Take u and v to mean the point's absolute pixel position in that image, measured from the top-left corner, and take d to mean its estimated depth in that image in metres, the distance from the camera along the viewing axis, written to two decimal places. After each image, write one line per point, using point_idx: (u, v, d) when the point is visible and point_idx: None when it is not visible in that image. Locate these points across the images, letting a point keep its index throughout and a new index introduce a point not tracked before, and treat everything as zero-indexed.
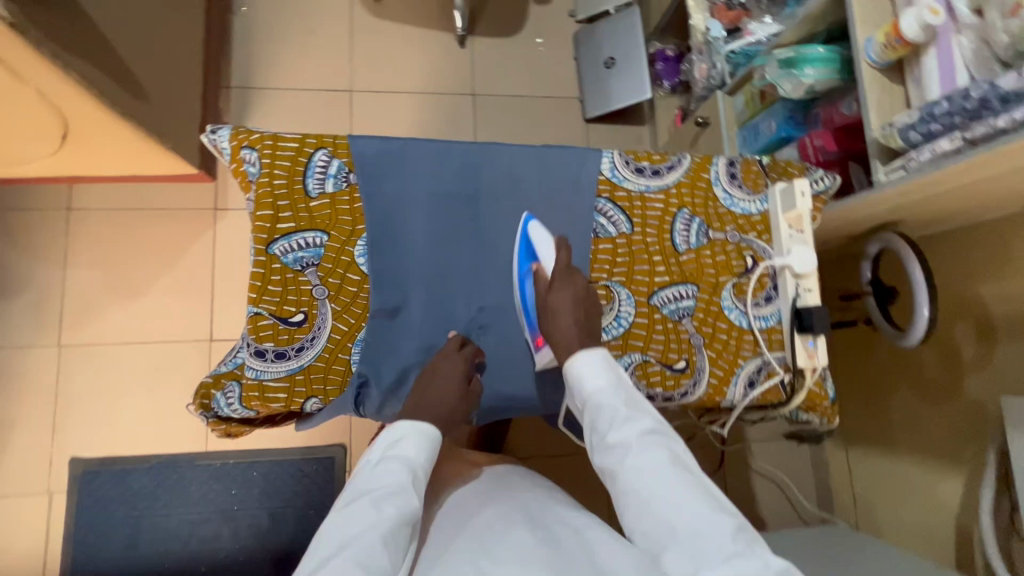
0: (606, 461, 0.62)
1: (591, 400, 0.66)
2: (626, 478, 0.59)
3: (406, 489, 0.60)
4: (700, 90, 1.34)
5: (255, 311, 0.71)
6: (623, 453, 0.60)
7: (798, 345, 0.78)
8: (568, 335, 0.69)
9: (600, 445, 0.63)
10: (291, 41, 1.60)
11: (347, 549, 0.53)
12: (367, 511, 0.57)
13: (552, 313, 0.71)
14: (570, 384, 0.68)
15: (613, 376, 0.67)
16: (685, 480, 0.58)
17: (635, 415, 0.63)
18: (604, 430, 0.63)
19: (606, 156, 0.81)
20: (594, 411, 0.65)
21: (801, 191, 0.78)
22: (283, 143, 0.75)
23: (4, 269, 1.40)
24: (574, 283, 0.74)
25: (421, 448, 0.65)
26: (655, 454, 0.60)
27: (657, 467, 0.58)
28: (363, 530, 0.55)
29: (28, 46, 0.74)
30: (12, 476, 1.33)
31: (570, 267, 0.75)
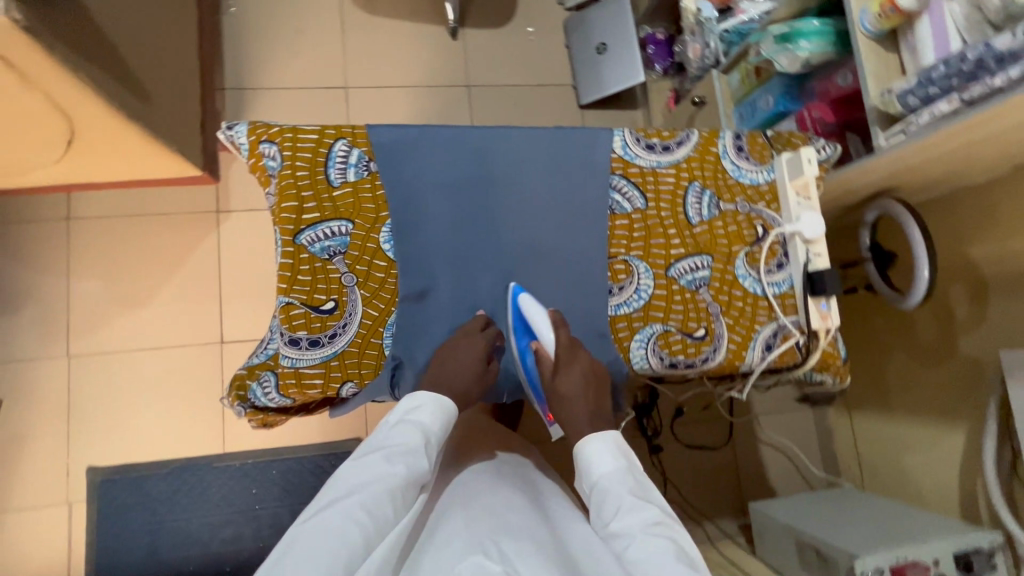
0: (610, 548, 0.59)
1: (598, 484, 0.63)
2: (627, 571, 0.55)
3: (417, 451, 0.63)
4: (695, 70, 1.36)
5: (286, 301, 0.73)
6: (624, 543, 0.57)
7: (812, 308, 0.82)
8: (575, 423, 0.68)
9: (605, 534, 0.60)
10: (283, 40, 1.59)
11: (355, 495, 0.58)
12: (379, 464, 0.61)
13: (559, 403, 0.70)
14: (579, 467, 0.66)
15: (622, 460, 0.64)
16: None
17: (641, 504, 0.59)
18: (608, 518, 0.60)
19: (617, 135, 0.83)
20: (599, 498, 0.62)
21: (808, 159, 0.81)
22: (303, 135, 0.77)
23: (6, 282, 1.39)
24: (577, 360, 0.71)
25: (437, 417, 0.67)
26: (658, 548, 0.55)
27: (657, 560, 0.54)
28: (372, 482, 0.59)
29: (42, 51, 0.74)
30: (29, 489, 1.32)
31: (572, 342, 0.72)
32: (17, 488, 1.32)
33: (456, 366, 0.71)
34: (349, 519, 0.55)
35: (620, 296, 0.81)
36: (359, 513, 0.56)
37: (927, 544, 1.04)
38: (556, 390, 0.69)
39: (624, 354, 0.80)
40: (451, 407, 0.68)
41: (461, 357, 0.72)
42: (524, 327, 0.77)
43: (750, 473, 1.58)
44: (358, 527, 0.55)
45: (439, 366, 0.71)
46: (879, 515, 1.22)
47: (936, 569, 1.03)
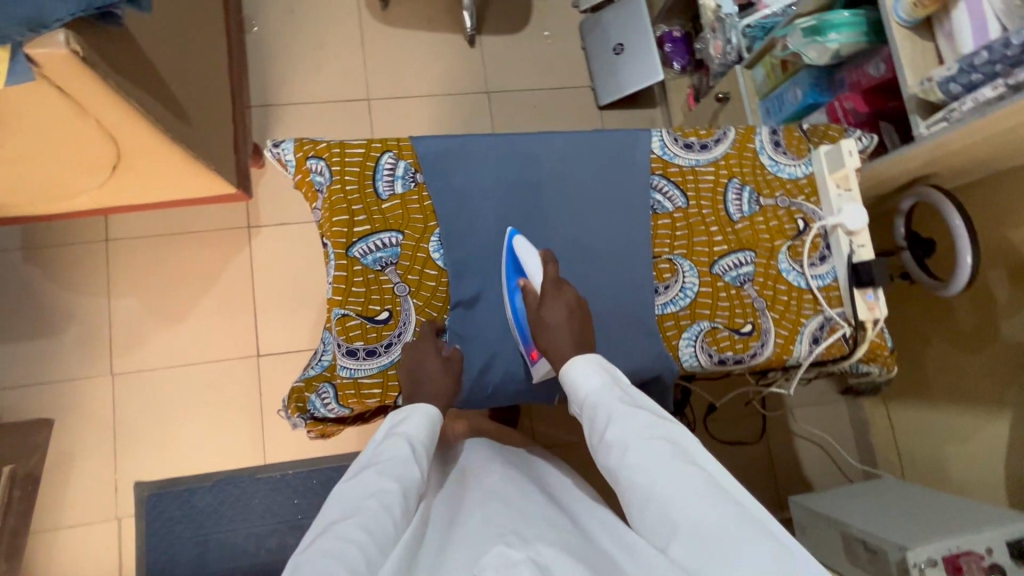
0: (607, 463, 0.57)
1: (587, 401, 0.61)
2: (627, 480, 0.54)
3: (409, 460, 0.61)
4: (716, 67, 1.37)
5: (342, 313, 0.75)
6: (620, 452, 0.55)
7: (858, 299, 0.81)
8: (560, 349, 0.65)
9: (599, 445, 0.58)
10: (305, 56, 1.62)
11: (353, 516, 0.54)
12: (372, 480, 0.58)
13: (542, 331, 0.67)
14: (567, 386, 0.63)
15: (607, 376, 0.61)
16: (691, 476, 0.52)
17: (630, 410, 0.57)
18: (601, 429, 0.58)
19: (655, 135, 0.84)
20: (592, 410, 0.60)
21: (849, 151, 0.81)
22: (350, 150, 0.79)
23: (50, 304, 1.43)
24: (563, 295, 0.69)
25: (422, 425, 0.65)
26: (654, 451, 0.54)
27: (653, 471, 0.53)
28: (367, 497, 0.56)
29: (98, 80, 0.77)
30: (79, 506, 1.35)
31: (559, 279, 0.70)
32: (68, 506, 1.35)
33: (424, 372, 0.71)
34: (345, 537, 0.51)
35: (666, 296, 0.81)
36: (355, 531, 0.52)
37: (978, 533, 1.02)
38: (539, 316, 0.67)
39: (673, 352, 0.81)
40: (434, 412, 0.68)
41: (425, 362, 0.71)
42: (515, 269, 0.75)
43: (785, 467, 1.58)
44: (356, 546, 0.50)
45: (414, 379, 0.71)
46: (923, 504, 1.20)
47: (989, 558, 1.01)
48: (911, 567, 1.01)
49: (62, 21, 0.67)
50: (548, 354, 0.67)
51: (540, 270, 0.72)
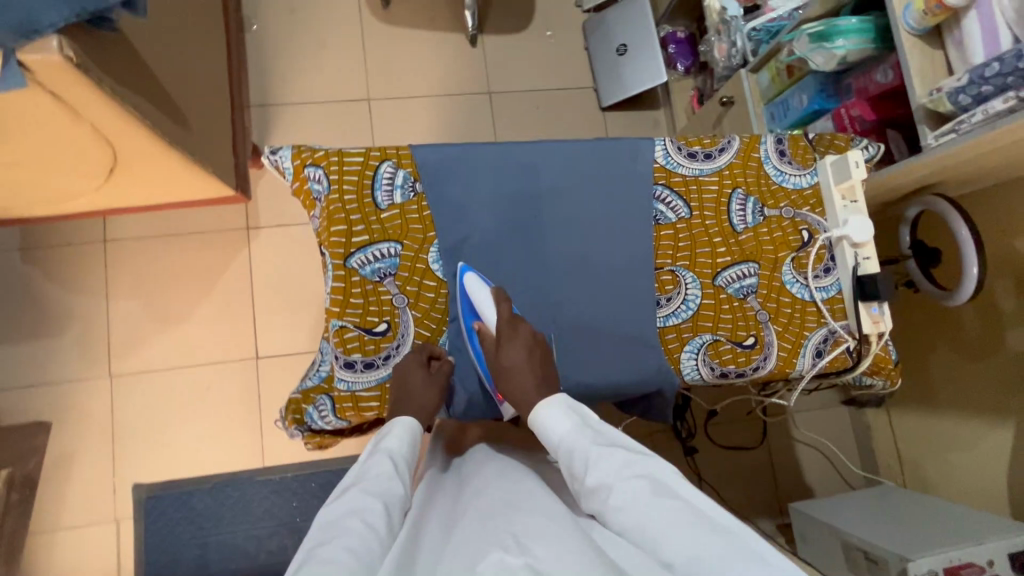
0: (593, 507, 0.55)
1: (562, 448, 0.59)
2: (616, 524, 0.52)
3: (393, 477, 0.58)
4: (722, 70, 1.35)
5: (340, 325, 0.74)
6: (603, 496, 0.53)
7: (863, 313, 0.80)
8: (527, 399, 0.65)
9: (582, 490, 0.56)
10: (305, 55, 1.61)
11: (336, 538, 0.50)
12: (356, 497, 0.54)
13: (504, 380, 0.66)
14: (540, 434, 0.62)
15: (578, 417, 0.60)
16: (678, 510, 0.50)
17: (606, 451, 0.56)
18: (580, 474, 0.56)
19: (658, 144, 0.83)
20: (567, 456, 0.58)
21: (856, 161, 0.79)
22: (349, 158, 0.77)
23: (47, 305, 1.42)
24: (519, 334, 0.68)
25: (404, 440, 0.63)
26: (637, 490, 0.52)
27: (638, 507, 0.51)
28: (350, 515, 0.52)
29: (93, 85, 0.76)
30: (77, 508, 1.35)
31: (513, 317, 0.69)
32: (66, 507, 1.35)
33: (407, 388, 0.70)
34: (329, 559, 0.47)
35: (668, 308, 0.80)
36: (341, 552, 0.48)
37: (979, 545, 1.02)
38: (498, 363, 0.66)
39: (675, 365, 0.80)
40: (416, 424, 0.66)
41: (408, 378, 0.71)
42: (470, 308, 0.74)
43: (785, 472, 1.57)
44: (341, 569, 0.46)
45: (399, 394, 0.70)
46: (924, 513, 1.20)
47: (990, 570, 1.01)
48: None
49: (56, 26, 0.66)
50: (515, 401, 0.66)
51: (495, 311, 0.70)
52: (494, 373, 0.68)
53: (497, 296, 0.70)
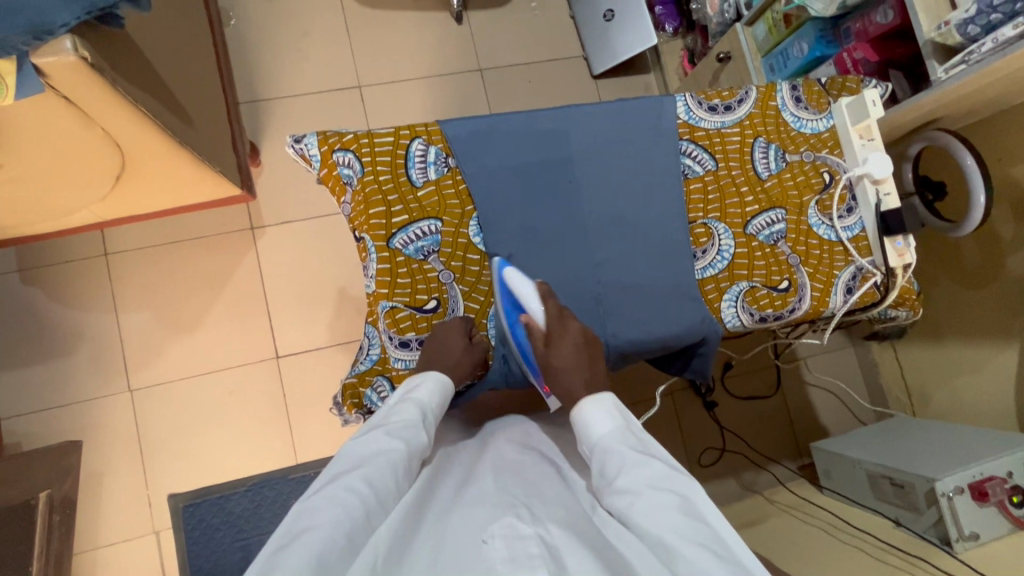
0: (615, 513, 0.52)
1: (598, 446, 0.58)
2: (637, 533, 0.49)
3: (416, 424, 0.60)
4: (715, 27, 1.37)
5: (390, 306, 0.74)
6: (628, 502, 0.51)
7: (888, 247, 0.83)
8: (573, 391, 0.65)
9: (607, 492, 0.54)
10: (288, 47, 1.56)
11: (359, 468, 0.52)
12: (380, 440, 0.56)
13: (555, 374, 0.67)
14: (579, 428, 0.61)
15: (620, 421, 0.59)
16: (705, 539, 0.46)
17: (643, 459, 0.54)
18: (611, 475, 0.54)
19: (679, 100, 0.84)
20: (603, 453, 0.56)
21: (872, 100, 0.81)
22: (379, 139, 0.77)
23: (55, 326, 1.38)
24: (568, 334, 0.68)
25: (434, 395, 0.64)
26: (667, 506, 0.49)
27: (662, 519, 0.48)
28: (377, 455, 0.54)
29: (107, 87, 0.73)
30: (114, 524, 1.34)
31: (560, 312, 0.69)
32: (102, 525, 1.33)
33: (444, 344, 0.71)
34: (352, 488, 0.49)
35: (704, 260, 0.82)
36: (362, 482, 0.50)
37: (999, 458, 1.06)
38: (550, 360, 0.66)
39: (716, 315, 0.82)
40: (447, 380, 0.68)
41: (446, 338, 0.71)
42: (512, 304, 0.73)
43: (800, 415, 1.63)
44: (360, 497, 0.48)
45: (428, 349, 0.71)
46: (938, 436, 1.26)
47: (1011, 481, 1.06)
48: (940, 496, 1.06)
49: (68, 26, 0.64)
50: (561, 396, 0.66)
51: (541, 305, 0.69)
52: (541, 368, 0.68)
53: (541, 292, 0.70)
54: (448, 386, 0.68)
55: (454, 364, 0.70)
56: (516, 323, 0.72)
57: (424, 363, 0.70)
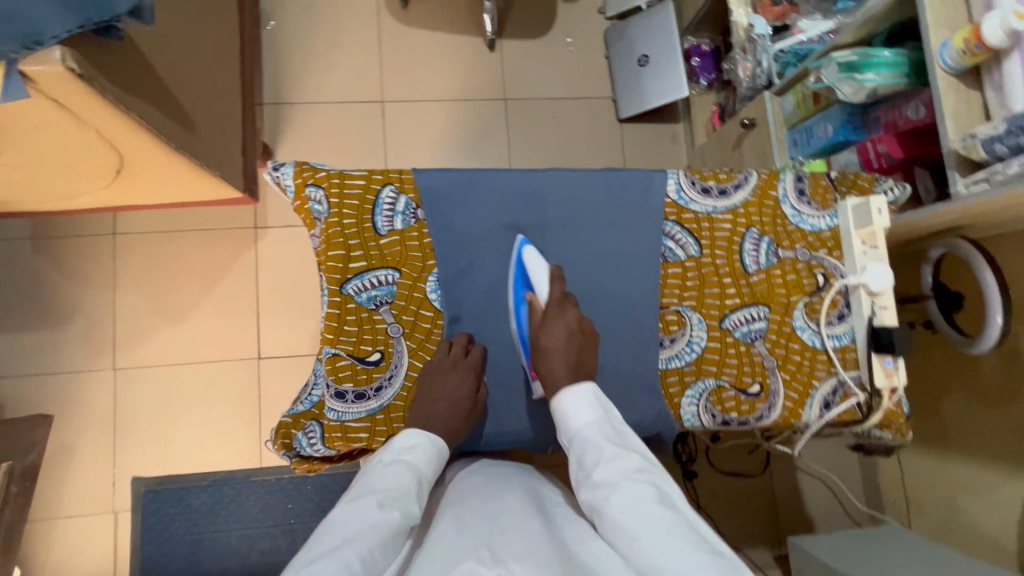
0: (591, 504, 0.57)
1: (577, 438, 0.62)
2: (612, 522, 0.54)
3: (409, 493, 0.60)
4: (745, 90, 1.31)
5: (332, 352, 0.74)
6: (606, 494, 0.56)
7: (876, 366, 0.76)
8: (553, 373, 0.67)
9: (585, 483, 0.59)
10: (319, 55, 1.58)
11: (349, 543, 0.52)
12: (372, 509, 0.56)
13: (539, 353, 0.69)
14: (560, 421, 0.65)
15: (600, 414, 0.64)
16: (676, 524, 0.53)
17: (621, 452, 0.59)
18: (589, 467, 0.59)
19: (671, 177, 0.80)
20: (581, 447, 0.61)
21: (879, 208, 0.76)
22: (350, 180, 0.76)
23: (56, 296, 1.43)
24: (565, 315, 0.70)
25: (428, 459, 0.65)
26: (642, 497, 0.55)
27: (641, 509, 0.54)
28: (369, 529, 0.54)
29: (96, 95, 0.74)
30: (76, 498, 1.37)
31: (563, 298, 0.72)
32: (65, 496, 1.36)
33: (449, 401, 0.70)
34: (342, 565, 0.50)
35: (671, 350, 0.78)
36: (353, 560, 0.51)
37: None
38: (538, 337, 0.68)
39: (675, 410, 0.78)
40: (443, 447, 0.67)
41: (452, 394, 0.70)
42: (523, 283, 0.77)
43: (786, 502, 1.54)
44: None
45: (431, 401, 0.70)
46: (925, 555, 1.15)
47: None
48: None
49: (59, 37, 0.64)
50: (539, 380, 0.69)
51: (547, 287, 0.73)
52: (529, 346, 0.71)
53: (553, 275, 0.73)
54: (444, 450, 0.68)
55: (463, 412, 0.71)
56: (521, 299, 0.75)
57: (424, 415, 0.70)
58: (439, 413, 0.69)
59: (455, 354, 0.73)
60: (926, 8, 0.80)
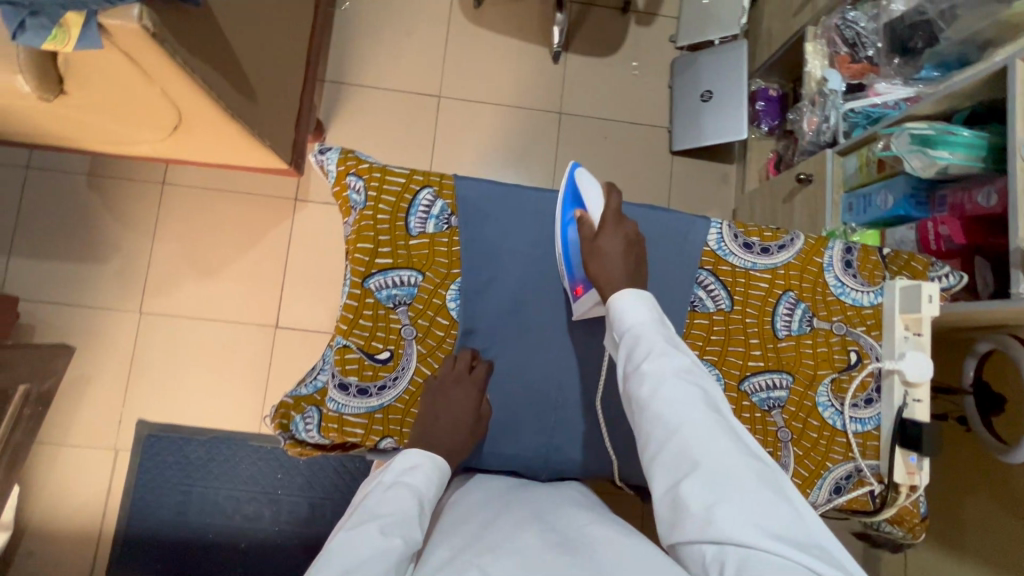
0: (636, 392, 0.60)
1: (629, 332, 0.64)
2: (655, 414, 0.58)
3: (411, 518, 0.59)
4: (806, 144, 1.26)
5: (343, 343, 0.74)
6: (655, 388, 0.59)
7: (898, 460, 0.72)
8: (611, 273, 0.69)
9: (634, 373, 0.61)
10: (386, 41, 1.60)
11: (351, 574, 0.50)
12: (374, 536, 0.55)
13: (595, 259, 0.71)
14: (613, 316, 0.66)
15: (654, 315, 0.65)
16: (719, 426, 0.57)
17: (673, 352, 0.61)
18: (638, 360, 0.61)
19: (714, 227, 0.79)
20: (633, 341, 0.63)
21: (929, 295, 0.71)
22: (391, 176, 0.76)
23: (99, 233, 1.48)
24: (623, 228, 0.73)
25: (429, 480, 0.64)
26: (689, 396, 0.58)
27: (687, 405, 0.57)
28: (370, 557, 0.53)
29: (166, 56, 0.76)
30: (84, 428, 1.41)
31: (617, 214, 0.75)
32: (73, 425, 1.41)
33: (451, 419, 0.71)
34: None
35: None
36: None
37: None
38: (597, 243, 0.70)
39: None
40: (445, 467, 0.67)
41: (455, 410, 0.71)
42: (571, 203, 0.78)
43: None
44: None
45: (435, 417, 0.70)
46: None
47: None
48: None
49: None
50: (598, 283, 0.70)
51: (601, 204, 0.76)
52: (584, 254, 0.72)
53: (607, 191, 0.75)
54: (445, 469, 0.67)
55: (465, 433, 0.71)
56: (570, 219, 0.76)
57: (425, 433, 0.70)
58: (443, 431, 0.70)
59: (460, 369, 0.74)
60: (1018, 93, 0.76)
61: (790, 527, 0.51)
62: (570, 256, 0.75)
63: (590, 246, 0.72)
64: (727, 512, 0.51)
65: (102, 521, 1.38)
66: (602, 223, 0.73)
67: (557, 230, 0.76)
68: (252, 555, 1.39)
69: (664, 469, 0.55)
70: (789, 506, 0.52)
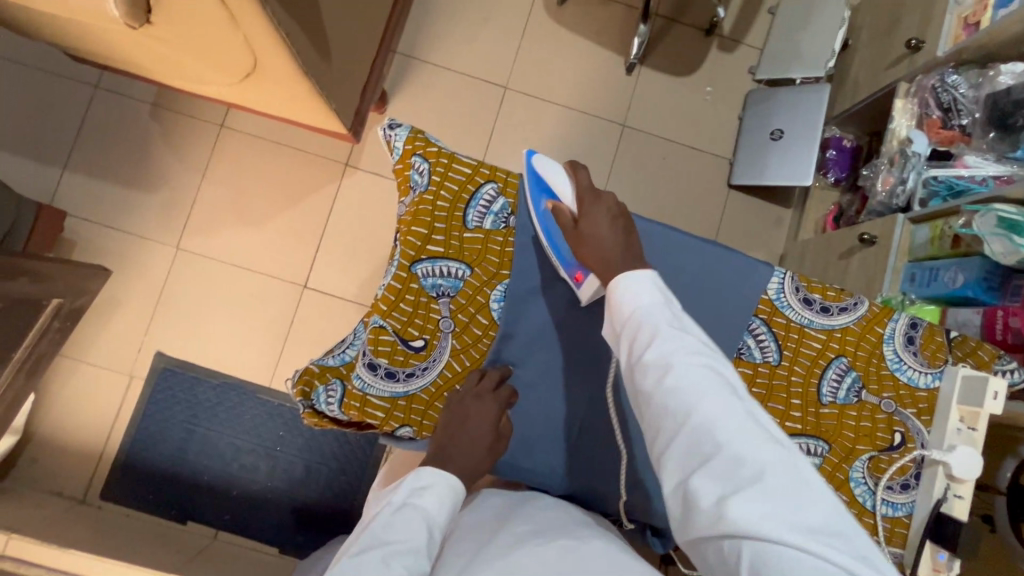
0: (640, 382, 0.55)
1: (632, 317, 0.59)
2: (659, 405, 0.53)
3: (418, 546, 0.57)
4: (876, 204, 1.21)
5: (380, 324, 0.73)
6: (658, 375, 0.53)
7: (923, 555, 0.68)
8: (605, 257, 0.66)
9: (636, 361, 0.56)
10: (462, 22, 1.59)
11: None
12: (376, 568, 0.54)
13: (584, 246, 0.68)
14: (614, 301, 0.61)
15: (658, 296, 0.59)
16: (734, 409, 0.51)
17: (678, 333, 0.55)
18: (641, 348, 0.56)
19: (776, 276, 0.77)
20: (637, 326, 0.58)
21: (994, 391, 0.66)
22: (458, 165, 0.76)
23: (152, 163, 1.50)
24: (601, 203, 0.70)
25: (441, 502, 0.62)
26: (697, 381, 0.52)
27: (695, 389, 0.52)
28: None
29: (257, 3, 0.76)
30: (105, 349, 1.44)
31: (592, 188, 0.71)
32: (95, 344, 1.44)
33: (470, 437, 0.69)
34: None
35: None
36: None
37: None
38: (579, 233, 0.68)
39: None
40: (458, 485, 0.65)
41: (471, 427, 0.69)
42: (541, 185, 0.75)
43: None
44: None
45: (451, 435, 0.69)
46: None
47: None
48: None
49: None
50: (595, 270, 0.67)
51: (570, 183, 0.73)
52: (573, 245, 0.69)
53: (569, 169, 0.73)
54: (460, 490, 0.65)
55: (477, 447, 0.69)
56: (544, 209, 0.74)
57: (445, 444, 0.68)
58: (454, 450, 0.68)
59: (484, 385, 0.72)
60: None
61: (816, 513, 0.46)
62: (558, 247, 0.73)
63: (574, 234, 0.69)
64: (743, 503, 0.46)
65: (105, 443, 1.41)
66: (577, 205, 0.71)
67: (538, 225, 0.75)
68: (241, 505, 1.40)
69: (673, 463, 0.51)
70: (816, 491, 0.47)
